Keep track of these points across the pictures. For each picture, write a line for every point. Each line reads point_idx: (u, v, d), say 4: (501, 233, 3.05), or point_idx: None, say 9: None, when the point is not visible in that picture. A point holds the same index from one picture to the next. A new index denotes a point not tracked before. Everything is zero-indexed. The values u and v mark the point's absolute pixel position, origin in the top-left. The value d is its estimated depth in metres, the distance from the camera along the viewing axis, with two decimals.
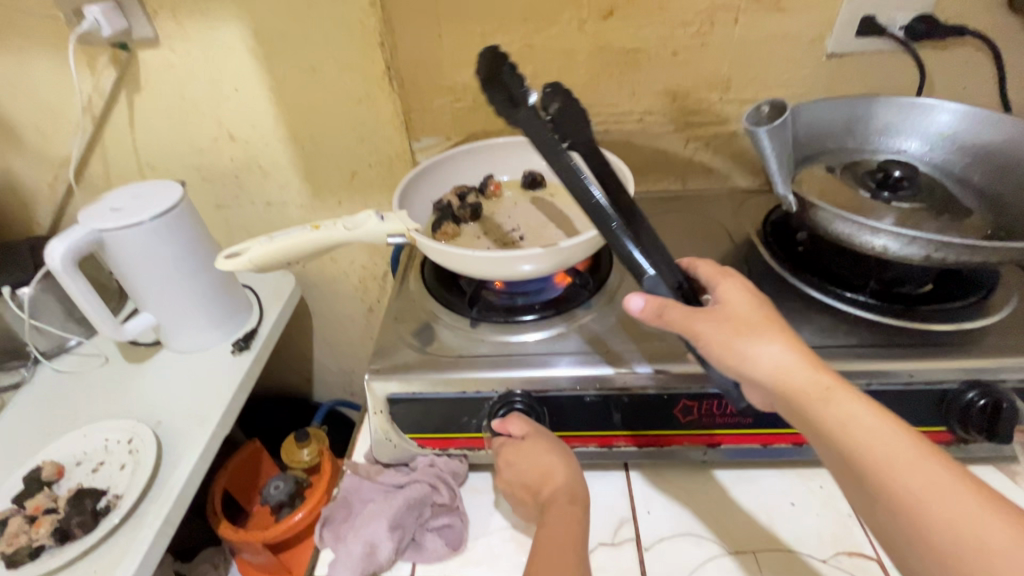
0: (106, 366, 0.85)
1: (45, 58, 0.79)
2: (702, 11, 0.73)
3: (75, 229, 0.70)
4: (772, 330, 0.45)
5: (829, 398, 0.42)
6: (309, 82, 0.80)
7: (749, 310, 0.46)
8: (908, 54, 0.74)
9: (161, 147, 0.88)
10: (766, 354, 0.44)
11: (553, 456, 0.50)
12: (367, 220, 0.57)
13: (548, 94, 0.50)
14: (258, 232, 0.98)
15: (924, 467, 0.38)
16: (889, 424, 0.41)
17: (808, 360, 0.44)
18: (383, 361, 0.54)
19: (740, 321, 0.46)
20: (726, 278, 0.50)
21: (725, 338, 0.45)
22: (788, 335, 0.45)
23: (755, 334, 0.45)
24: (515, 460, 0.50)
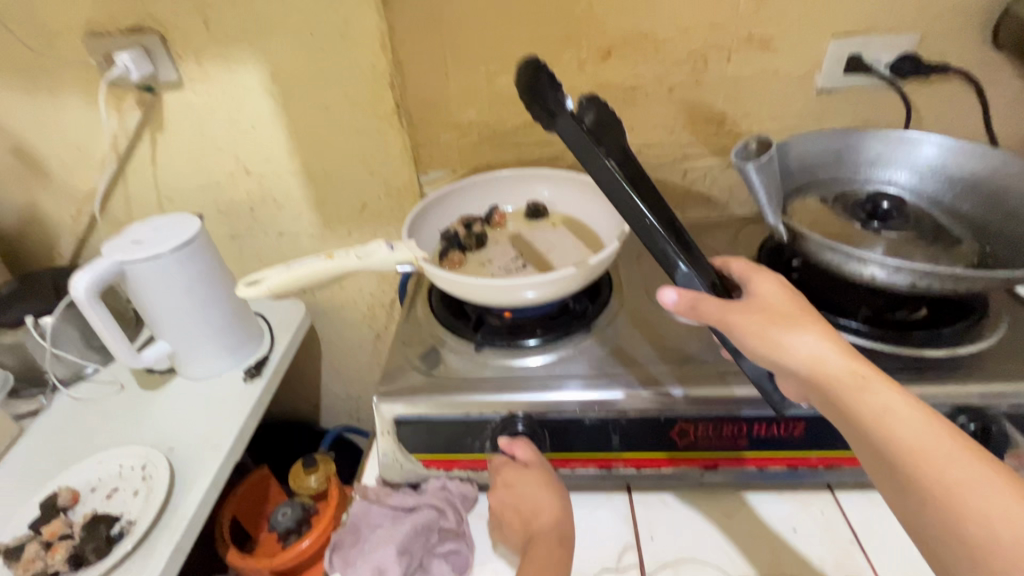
0: (121, 393, 0.87)
1: (75, 99, 0.84)
2: (696, 51, 0.76)
3: (100, 260, 0.74)
4: (808, 321, 0.46)
5: (865, 388, 0.43)
6: (322, 120, 0.84)
7: (785, 303, 0.47)
8: (894, 89, 0.77)
9: (181, 181, 0.92)
10: (800, 343, 0.45)
11: (549, 488, 0.52)
12: (378, 249, 0.60)
13: (585, 106, 0.52)
14: (271, 261, 1.02)
15: (958, 460, 0.39)
16: (924, 418, 0.41)
17: (845, 351, 0.44)
18: (390, 385, 0.56)
19: (775, 312, 0.47)
20: (760, 274, 0.51)
21: (760, 327, 0.46)
22: (823, 327, 0.46)
23: (791, 324, 0.46)
24: (513, 484, 0.51)
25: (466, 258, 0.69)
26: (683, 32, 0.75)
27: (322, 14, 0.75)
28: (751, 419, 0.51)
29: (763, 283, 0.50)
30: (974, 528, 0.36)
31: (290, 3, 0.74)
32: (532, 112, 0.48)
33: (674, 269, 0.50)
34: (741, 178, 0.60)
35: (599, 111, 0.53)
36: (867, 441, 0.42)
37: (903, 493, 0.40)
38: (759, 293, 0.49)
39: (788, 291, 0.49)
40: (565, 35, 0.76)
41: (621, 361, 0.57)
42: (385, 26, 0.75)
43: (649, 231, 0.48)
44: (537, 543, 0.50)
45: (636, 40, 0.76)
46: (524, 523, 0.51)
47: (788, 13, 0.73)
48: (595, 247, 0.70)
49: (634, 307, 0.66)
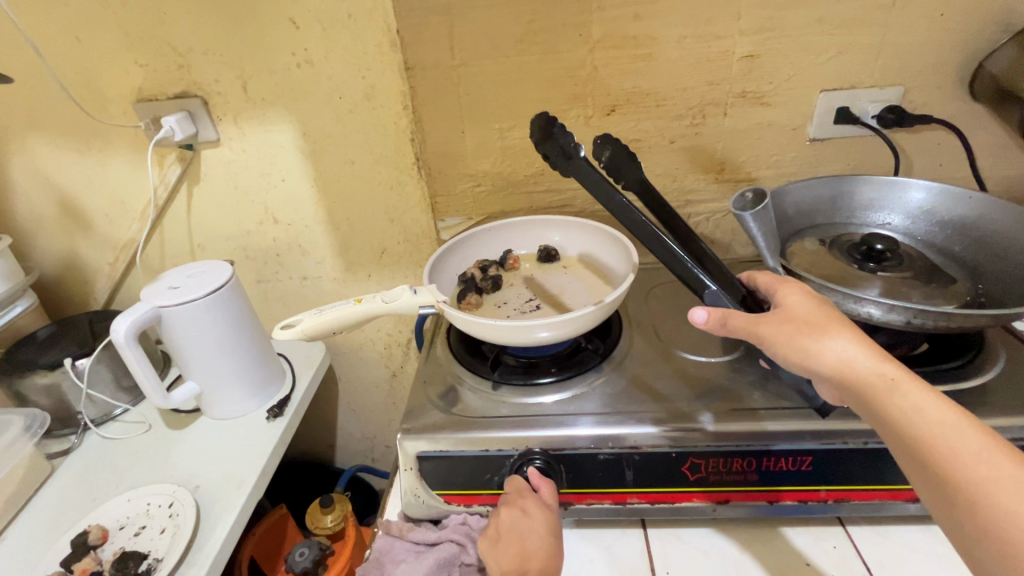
0: (149, 433, 0.91)
1: (122, 157, 0.91)
2: (694, 106, 0.82)
3: (140, 305, 0.78)
4: (840, 325, 0.48)
5: (897, 388, 0.44)
6: (348, 173, 0.91)
7: (816, 308, 0.49)
8: (882, 138, 0.82)
9: (214, 229, 0.98)
10: (832, 348, 0.46)
11: (552, 541, 0.52)
12: (401, 293, 0.64)
13: (598, 145, 0.57)
14: (294, 304, 1.07)
15: (989, 459, 0.40)
16: (956, 417, 0.43)
17: (876, 352, 0.46)
18: (413, 422, 0.59)
19: (807, 319, 0.48)
20: (785, 284, 0.53)
21: (791, 336, 0.48)
22: (854, 330, 0.48)
23: (823, 329, 0.47)
24: (529, 516, 0.52)
25: (482, 299, 0.73)
26: (682, 90, 0.81)
27: (350, 79, 0.82)
28: (760, 453, 0.53)
29: (792, 292, 0.51)
30: (1005, 526, 0.38)
31: (321, 70, 0.82)
32: (548, 159, 0.53)
33: (703, 288, 0.55)
34: (740, 225, 0.64)
35: (614, 149, 0.57)
36: (899, 439, 0.44)
37: (936, 491, 0.42)
38: (789, 300, 0.51)
39: (817, 297, 0.51)
40: (572, 95, 0.82)
41: (631, 397, 0.60)
42: (407, 89, 0.83)
43: (673, 255, 0.54)
44: None
45: (638, 98, 0.82)
46: (519, 561, 0.51)
47: (779, 72, 0.79)
48: (604, 290, 0.73)
49: (644, 345, 0.69)
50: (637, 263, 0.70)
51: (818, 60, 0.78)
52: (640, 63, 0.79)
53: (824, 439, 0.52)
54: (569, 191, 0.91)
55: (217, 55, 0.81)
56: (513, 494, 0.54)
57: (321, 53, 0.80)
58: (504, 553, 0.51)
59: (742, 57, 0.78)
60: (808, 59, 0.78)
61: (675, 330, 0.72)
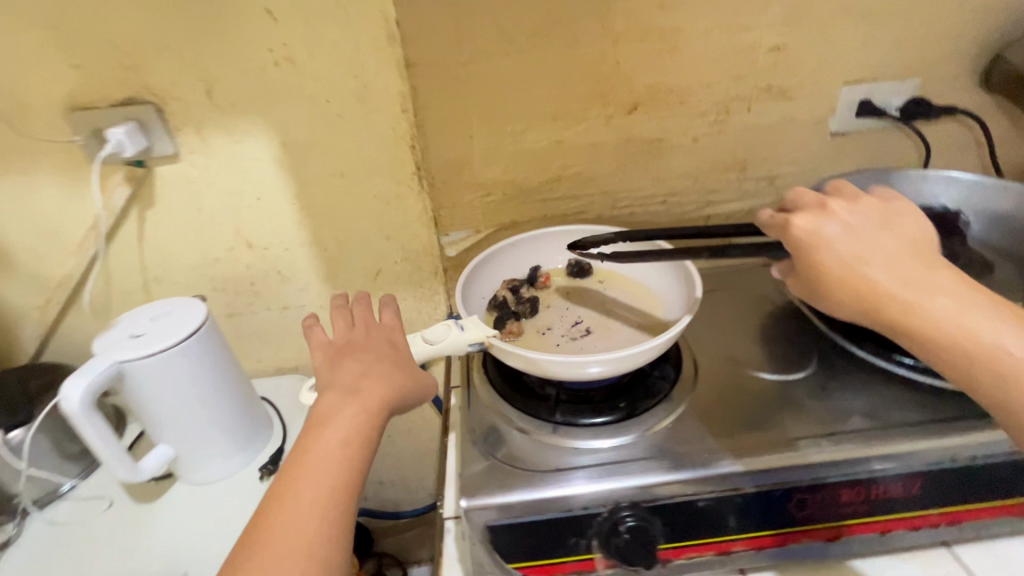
0: (112, 510, 0.76)
1: (52, 178, 0.75)
2: (719, 102, 0.78)
3: (95, 361, 0.64)
4: (852, 260, 0.49)
5: (909, 306, 0.47)
6: (337, 187, 0.79)
7: (822, 248, 0.50)
8: (907, 129, 0.81)
9: (173, 259, 0.83)
10: (857, 291, 0.49)
11: (400, 376, 0.56)
12: (449, 331, 0.59)
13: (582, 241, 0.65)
14: (274, 338, 0.94)
15: (1001, 342, 0.45)
16: (969, 310, 0.46)
17: (889, 273, 0.48)
18: (469, 480, 0.51)
19: (818, 264, 0.50)
20: (800, 220, 0.52)
21: (815, 287, 0.51)
22: (866, 257, 0.49)
23: (837, 274, 0.49)
24: (381, 353, 0.57)
25: (522, 327, 0.65)
26: (707, 85, 0.76)
27: (340, 80, 0.70)
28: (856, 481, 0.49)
29: (799, 230, 0.51)
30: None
31: (305, 69, 0.69)
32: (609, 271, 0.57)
33: None
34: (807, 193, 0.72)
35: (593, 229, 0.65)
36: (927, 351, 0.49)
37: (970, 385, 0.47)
38: (799, 242, 0.51)
39: (823, 225, 0.51)
40: (592, 92, 0.75)
41: (717, 426, 0.55)
42: (407, 89, 0.72)
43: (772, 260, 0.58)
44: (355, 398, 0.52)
45: (662, 94, 0.76)
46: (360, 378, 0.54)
47: (805, 64, 0.76)
48: (658, 307, 0.67)
49: (711, 364, 0.64)
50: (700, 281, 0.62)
51: (842, 52, 0.75)
52: (666, 57, 0.73)
53: (917, 463, 0.49)
54: (586, 197, 0.84)
55: (174, 52, 0.67)
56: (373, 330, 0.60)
57: (304, 49, 0.68)
58: (353, 363, 0.56)
59: (768, 50, 0.74)
60: (833, 52, 0.75)
61: (732, 341, 0.68)
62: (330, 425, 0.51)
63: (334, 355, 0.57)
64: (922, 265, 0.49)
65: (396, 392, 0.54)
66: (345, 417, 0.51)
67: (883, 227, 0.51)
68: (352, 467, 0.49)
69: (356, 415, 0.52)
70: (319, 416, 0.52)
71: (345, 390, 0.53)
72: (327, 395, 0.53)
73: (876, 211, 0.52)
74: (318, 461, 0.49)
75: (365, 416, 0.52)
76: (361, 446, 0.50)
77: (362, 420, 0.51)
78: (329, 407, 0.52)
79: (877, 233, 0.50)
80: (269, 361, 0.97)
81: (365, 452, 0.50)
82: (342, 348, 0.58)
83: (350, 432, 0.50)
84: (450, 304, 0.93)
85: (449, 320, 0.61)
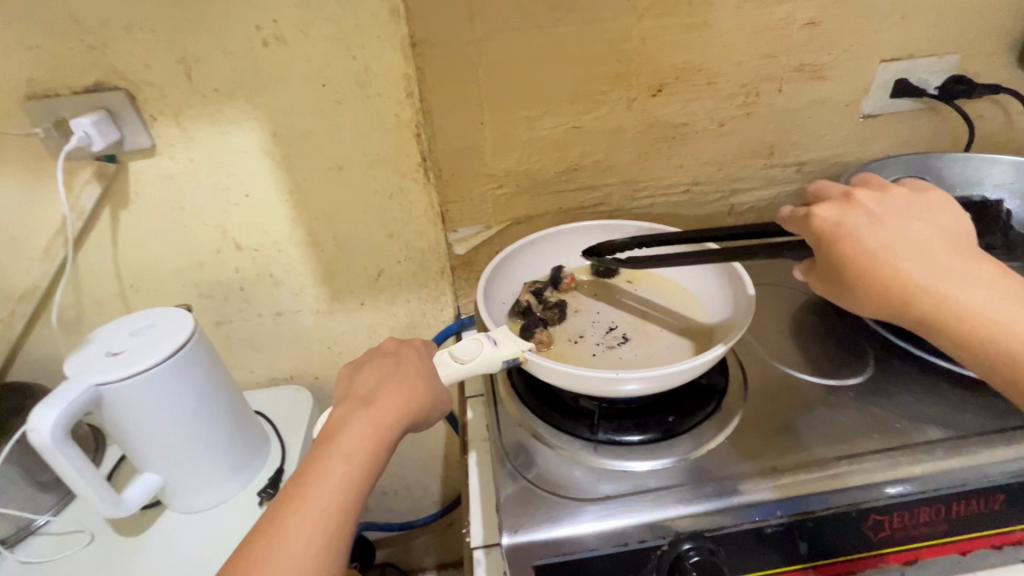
0: (94, 545, 0.69)
1: (10, 176, 0.66)
2: (749, 82, 0.72)
3: (66, 386, 0.56)
4: (878, 249, 0.47)
5: (938, 296, 0.44)
6: (335, 182, 0.72)
7: (845, 236, 0.48)
8: (946, 108, 0.77)
9: (153, 264, 0.75)
10: (881, 281, 0.46)
11: (417, 388, 0.53)
12: (481, 348, 0.56)
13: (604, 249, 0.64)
14: (267, 346, 0.86)
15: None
16: (1002, 303, 0.43)
17: (917, 263, 0.46)
18: (512, 512, 0.48)
19: (841, 253, 0.48)
20: (823, 208, 0.51)
21: (839, 278, 0.49)
22: (894, 245, 0.47)
23: (861, 263, 0.47)
24: (403, 363, 0.56)
25: (552, 335, 0.64)
26: (737, 64, 0.70)
27: (337, 61, 0.63)
28: (908, 501, 0.48)
29: (823, 219, 0.50)
30: None
31: (297, 49, 0.62)
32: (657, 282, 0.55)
33: None
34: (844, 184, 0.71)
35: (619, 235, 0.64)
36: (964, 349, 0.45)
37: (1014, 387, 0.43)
38: (821, 231, 0.50)
39: (847, 215, 0.49)
40: (614, 73, 0.69)
41: (779, 442, 0.53)
42: (412, 72, 0.65)
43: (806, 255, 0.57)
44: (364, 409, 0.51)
45: (689, 75, 0.70)
46: (374, 389, 0.53)
47: (840, 41, 0.71)
48: (693, 307, 0.67)
49: (761, 373, 0.61)
50: (751, 285, 0.61)
51: (880, 27, 0.70)
52: (694, 34, 0.67)
53: (972, 480, 0.48)
54: (605, 187, 0.78)
55: (146, 30, 0.59)
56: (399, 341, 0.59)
57: (296, 26, 0.60)
58: (372, 372, 0.55)
59: (803, 25, 0.69)
60: (870, 27, 0.70)
61: (776, 341, 0.65)
62: (337, 437, 0.48)
63: (358, 367, 0.57)
64: (958, 259, 0.46)
65: (408, 409, 0.52)
66: (354, 429, 0.49)
67: (913, 217, 0.49)
68: (356, 485, 0.46)
69: (366, 428, 0.49)
70: (329, 427, 0.50)
71: (360, 402, 0.52)
72: (341, 405, 0.52)
73: (906, 202, 0.50)
74: (323, 474, 0.46)
75: (375, 429, 0.49)
76: (367, 461, 0.47)
77: (371, 434, 0.49)
78: (339, 417, 0.50)
79: (905, 222, 0.48)
80: (261, 370, 0.89)
81: (372, 469, 0.48)
82: (366, 360, 0.57)
83: (356, 445, 0.48)
84: (458, 305, 0.87)
85: (479, 336, 0.57)
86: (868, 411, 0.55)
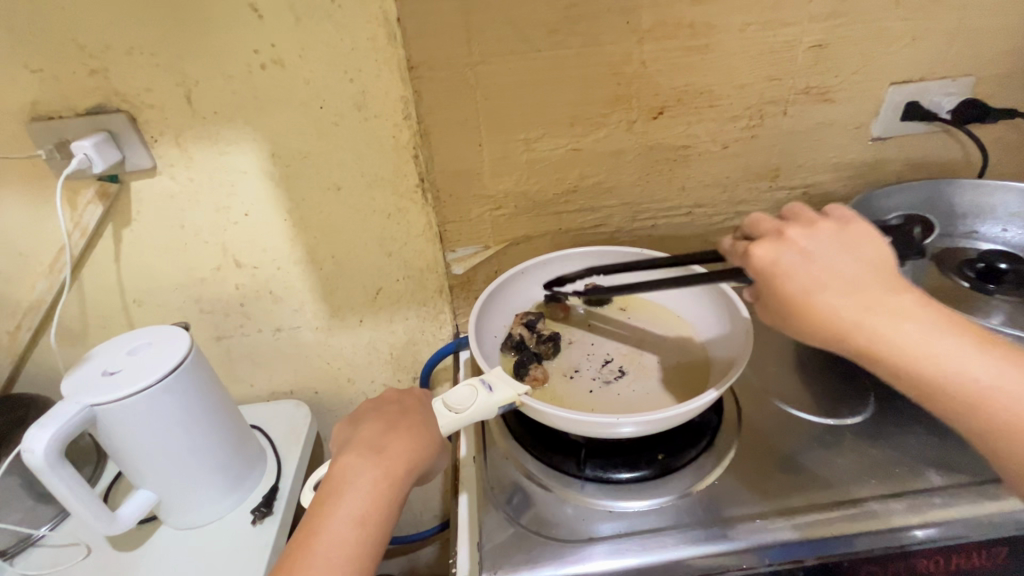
0: (91, 559, 0.70)
1: (17, 194, 0.67)
2: (752, 105, 0.71)
3: (61, 406, 0.57)
4: (816, 289, 0.45)
5: (873, 335, 0.44)
6: (333, 201, 0.72)
7: (785, 277, 0.45)
8: (961, 131, 0.75)
9: (154, 280, 0.76)
10: (822, 322, 0.44)
11: (425, 438, 0.54)
12: (475, 395, 0.55)
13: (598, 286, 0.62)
14: (266, 360, 0.86)
15: (962, 364, 0.43)
16: (936, 338, 0.43)
17: (856, 303, 0.44)
18: (503, 553, 0.50)
19: (780, 296, 0.46)
20: (757, 246, 0.48)
21: (781, 318, 0.47)
22: (832, 285, 0.45)
23: (799, 306, 0.45)
24: (409, 412, 0.56)
25: (548, 370, 0.65)
26: (740, 87, 0.69)
27: (335, 85, 0.63)
28: (905, 552, 0.49)
29: (760, 260, 0.47)
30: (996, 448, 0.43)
31: (296, 72, 0.62)
32: None
33: None
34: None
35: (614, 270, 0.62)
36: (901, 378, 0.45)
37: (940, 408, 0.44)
38: (760, 271, 0.47)
39: (782, 252, 0.46)
40: (614, 95, 0.68)
41: (771, 480, 0.54)
42: (410, 95, 0.65)
43: None
44: (373, 461, 0.51)
45: (691, 97, 0.69)
46: (381, 439, 0.53)
47: (847, 63, 0.69)
48: (691, 335, 0.68)
49: (756, 410, 0.62)
50: (745, 310, 0.63)
51: (890, 49, 0.69)
52: (696, 56, 0.66)
53: (968, 532, 0.49)
54: (605, 209, 0.78)
55: (147, 55, 0.60)
56: (402, 392, 0.60)
57: (294, 50, 0.61)
58: (378, 420, 0.55)
59: (809, 47, 0.67)
60: (880, 48, 0.68)
61: (772, 376, 0.66)
62: (347, 491, 0.49)
63: (361, 415, 0.57)
64: (892, 289, 0.45)
65: (418, 462, 0.52)
66: (364, 483, 0.49)
67: (850, 251, 0.46)
68: (370, 543, 0.47)
69: (377, 481, 0.49)
70: (336, 478, 0.50)
71: (368, 452, 0.52)
72: (348, 454, 0.52)
73: (836, 233, 0.47)
74: (333, 535, 0.46)
75: (386, 484, 0.50)
76: (379, 517, 0.48)
77: (383, 487, 0.49)
78: (348, 469, 0.50)
79: (839, 258, 0.46)
80: (261, 385, 0.90)
81: (384, 524, 0.48)
82: (370, 408, 0.58)
83: (368, 500, 0.48)
84: (457, 323, 0.87)
85: (472, 380, 0.56)
86: (865, 454, 0.56)
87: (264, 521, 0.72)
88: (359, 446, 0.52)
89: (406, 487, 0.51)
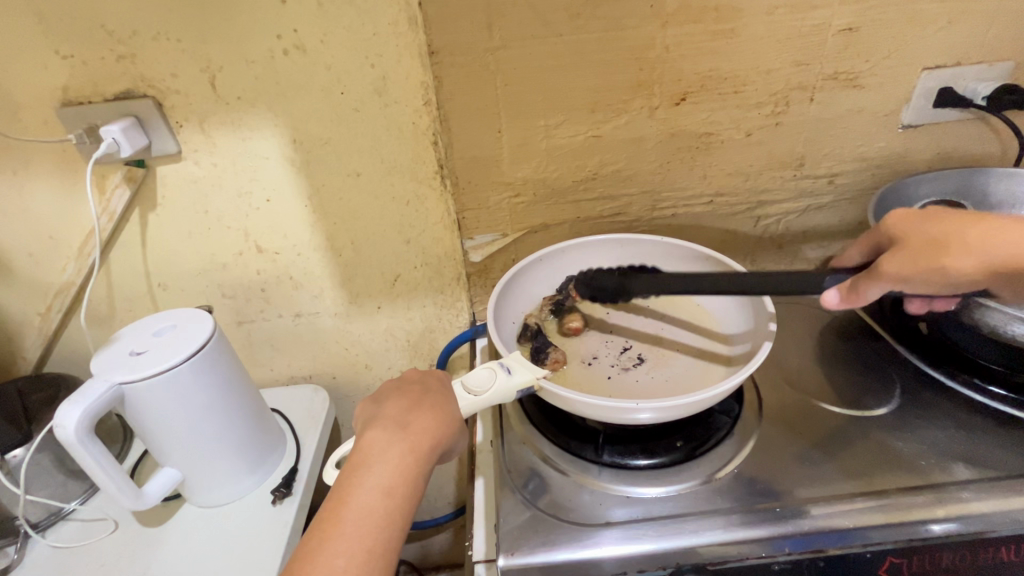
0: (118, 533, 0.72)
1: (48, 178, 0.69)
2: (778, 91, 0.69)
3: (91, 383, 0.59)
4: (954, 227, 0.52)
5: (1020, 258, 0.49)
6: (352, 188, 0.72)
7: (949, 236, 0.51)
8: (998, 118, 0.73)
9: (179, 264, 0.77)
10: (964, 252, 0.50)
11: (447, 415, 0.54)
12: (494, 377, 0.55)
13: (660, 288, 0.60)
14: (286, 346, 0.88)
15: None
16: None
17: (984, 230, 0.51)
18: (518, 537, 0.50)
19: (928, 236, 0.52)
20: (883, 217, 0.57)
21: (930, 259, 0.51)
22: (971, 223, 0.52)
23: (941, 242, 0.51)
24: (431, 390, 0.57)
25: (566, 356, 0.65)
26: (766, 73, 0.68)
27: (356, 70, 0.63)
28: (929, 546, 0.48)
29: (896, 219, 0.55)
30: None
31: (317, 58, 0.62)
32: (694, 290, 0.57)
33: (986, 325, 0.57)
34: (873, 211, 0.69)
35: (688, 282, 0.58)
36: None
37: None
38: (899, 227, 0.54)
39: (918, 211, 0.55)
40: (636, 82, 0.67)
41: (792, 469, 0.54)
42: (430, 81, 0.65)
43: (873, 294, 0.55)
44: (400, 435, 0.51)
45: (714, 83, 0.68)
46: (405, 415, 0.54)
47: (878, 48, 0.67)
48: (711, 327, 0.68)
49: (777, 401, 0.61)
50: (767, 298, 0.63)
51: (925, 32, 0.66)
52: (720, 41, 0.65)
53: (995, 528, 0.48)
54: (625, 197, 0.77)
55: (173, 41, 0.61)
56: (422, 372, 0.60)
57: (316, 36, 0.61)
58: (404, 396, 0.56)
59: (839, 31, 0.65)
60: (912, 32, 0.66)
61: (795, 368, 0.65)
62: (374, 464, 0.49)
63: (384, 393, 0.58)
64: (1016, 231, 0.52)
65: (442, 437, 0.53)
66: (389, 457, 0.50)
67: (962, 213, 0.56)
68: (397, 516, 0.47)
69: (402, 456, 0.50)
70: (362, 453, 0.51)
71: (393, 426, 0.53)
72: (373, 429, 0.53)
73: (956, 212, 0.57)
74: (359, 508, 0.46)
75: (411, 458, 0.50)
76: (405, 490, 0.48)
77: (409, 461, 0.50)
78: (374, 444, 0.51)
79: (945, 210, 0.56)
80: (281, 369, 0.91)
81: (410, 499, 0.49)
82: (392, 387, 0.58)
83: (394, 474, 0.49)
84: (474, 311, 0.87)
85: (492, 363, 0.56)
86: (888, 447, 0.55)
87: (284, 502, 0.73)
88: (386, 421, 0.53)
89: (431, 462, 0.51)
